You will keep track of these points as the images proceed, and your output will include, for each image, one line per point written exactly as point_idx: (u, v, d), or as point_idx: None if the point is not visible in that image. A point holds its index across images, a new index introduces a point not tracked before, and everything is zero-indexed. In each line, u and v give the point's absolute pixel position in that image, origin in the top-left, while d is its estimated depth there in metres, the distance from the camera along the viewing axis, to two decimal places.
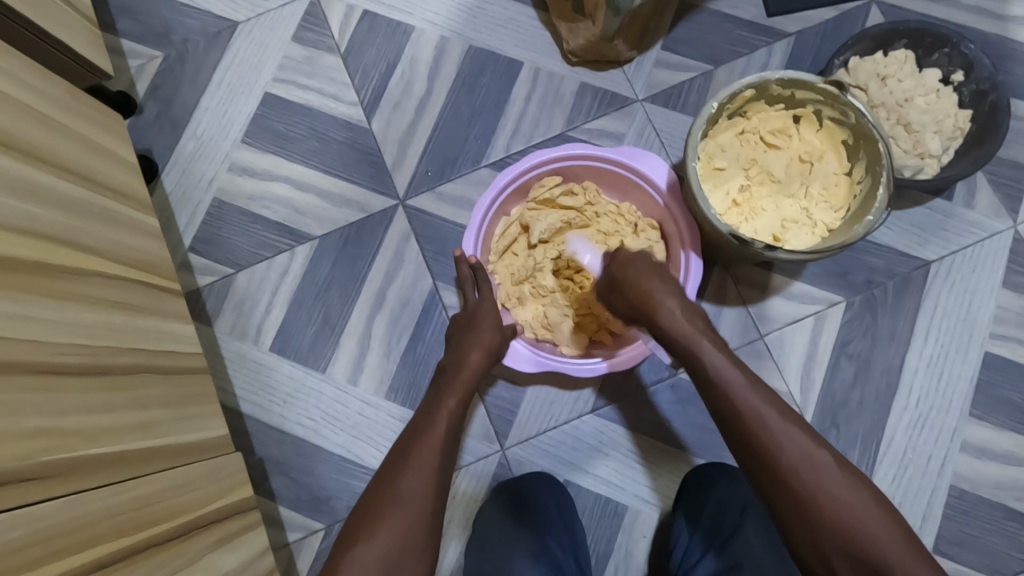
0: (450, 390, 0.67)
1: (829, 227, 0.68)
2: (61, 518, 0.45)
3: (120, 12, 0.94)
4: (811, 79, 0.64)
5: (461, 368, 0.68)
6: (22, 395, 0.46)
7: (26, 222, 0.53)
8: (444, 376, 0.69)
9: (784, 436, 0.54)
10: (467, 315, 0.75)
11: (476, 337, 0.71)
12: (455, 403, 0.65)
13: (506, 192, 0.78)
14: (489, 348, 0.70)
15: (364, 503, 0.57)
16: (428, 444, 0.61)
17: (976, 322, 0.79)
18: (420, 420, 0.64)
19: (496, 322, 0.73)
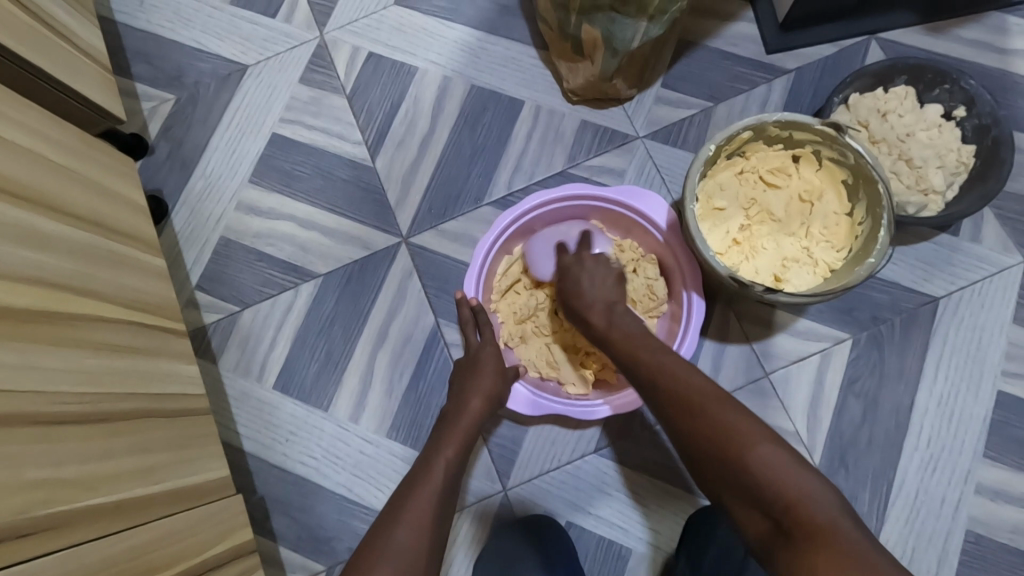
0: (448, 440, 0.66)
1: (830, 267, 0.67)
2: (55, 571, 0.45)
3: (135, 58, 0.98)
4: (806, 120, 0.65)
5: (460, 418, 0.68)
6: (26, 448, 0.47)
7: (32, 271, 0.54)
8: (445, 424, 0.69)
9: (715, 414, 0.54)
10: (469, 360, 0.75)
11: (476, 384, 0.71)
12: (453, 454, 0.65)
13: (507, 232, 0.78)
14: (488, 397, 0.70)
15: (356, 555, 0.56)
16: (425, 495, 0.60)
17: (986, 359, 0.78)
18: (417, 469, 0.64)
19: (499, 367, 0.73)
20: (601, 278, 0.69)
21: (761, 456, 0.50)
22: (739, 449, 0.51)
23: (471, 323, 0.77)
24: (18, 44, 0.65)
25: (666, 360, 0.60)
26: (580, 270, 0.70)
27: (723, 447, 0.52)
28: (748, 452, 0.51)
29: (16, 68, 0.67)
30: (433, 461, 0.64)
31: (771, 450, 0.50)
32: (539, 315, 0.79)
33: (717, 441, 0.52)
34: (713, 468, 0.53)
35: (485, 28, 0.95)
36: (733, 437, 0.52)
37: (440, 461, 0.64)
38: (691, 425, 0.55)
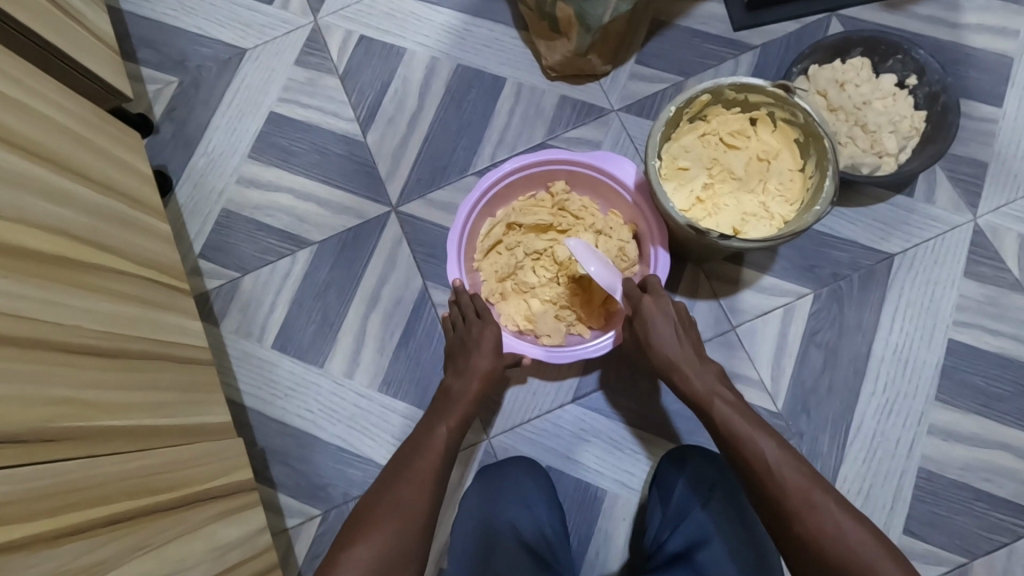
0: (449, 415, 0.71)
1: (785, 219, 0.72)
2: (76, 476, 0.51)
3: (141, 44, 1.05)
4: (758, 84, 0.70)
5: (462, 398, 0.72)
6: (51, 368, 0.52)
7: (48, 219, 0.60)
8: (447, 400, 0.73)
9: (830, 514, 0.55)
10: (466, 336, 0.78)
11: (474, 364, 0.75)
12: (453, 427, 0.69)
13: (488, 194, 0.84)
14: (485, 376, 0.74)
15: (359, 510, 0.62)
16: (428, 463, 0.66)
17: (939, 310, 0.83)
18: (420, 440, 0.69)
19: (497, 346, 0.76)
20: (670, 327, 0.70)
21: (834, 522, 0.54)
22: (813, 517, 0.55)
23: (462, 302, 0.80)
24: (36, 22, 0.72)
25: (747, 436, 0.61)
26: (650, 311, 0.71)
27: (844, 564, 0.52)
28: (829, 535, 0.53)
29: (32, 43, 0.73)
30: (435, 434, 0.69)
31: (854, 527, 0.54)
32: (517, 274, 0.84)
33: (835, 556, 0.53)
34: (840, 574, 0.52)
35: (469, 13, 1.01)
36: (794, 505, 0.56)
37: (441, 435, 0.69)
38: (812, 527, 0.54)
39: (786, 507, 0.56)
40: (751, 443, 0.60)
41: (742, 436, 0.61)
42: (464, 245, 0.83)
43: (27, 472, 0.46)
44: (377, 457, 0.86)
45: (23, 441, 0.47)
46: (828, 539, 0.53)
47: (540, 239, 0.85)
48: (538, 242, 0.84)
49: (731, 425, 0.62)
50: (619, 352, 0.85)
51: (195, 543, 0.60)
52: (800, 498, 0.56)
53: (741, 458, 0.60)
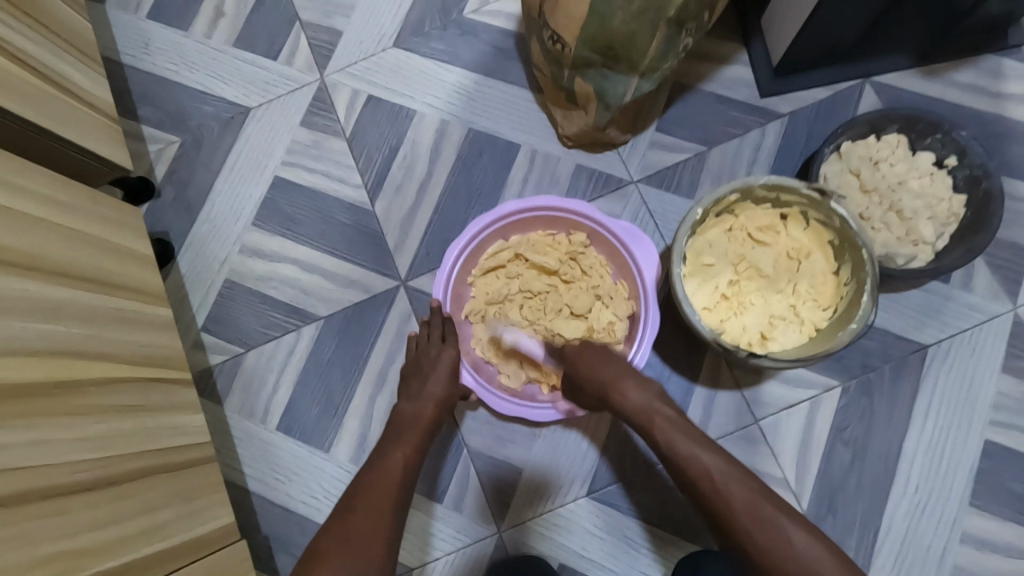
0: (401, 441, 0.70)
1: (817, 326, 0.68)
2: None
3: (141, 100, 1.01)
4: (793, 185, 0.66)
5: (416, 421, 0.72)
6: (34, 524, 0.50)
7: (38, 342, 0.57)
8: (399, 423, 0.72)
9: (784, 530, 0.57)
10: (422, 357, 0.77)
11: (428, 389, 0.74)
12: (408, 453, 0.69)
13: (495, 224, 0.81)
14: (440, 401, 0.74)
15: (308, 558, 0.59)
16: (382, 490, 0.64)
17: (976, 408, 0.78)
18: (371, 466, 0.68)
19: (453, 372, 0.76)
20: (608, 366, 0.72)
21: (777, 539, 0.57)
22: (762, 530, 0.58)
23: (431, 323, 0.79)
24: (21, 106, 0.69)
25: (694, 470, 0.62)
26: (587, 355, 0.73)
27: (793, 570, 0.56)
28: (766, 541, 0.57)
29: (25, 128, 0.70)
30: (390, 458, 0.68)
31: (795, 531, 0.57)
32: (506, 304, 0.82)
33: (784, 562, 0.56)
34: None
35: (481, 72, 0.96)
36: (746, 525, 0.58)
37: (396, 458, 0.68)
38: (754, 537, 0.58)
39: (739, 530, 0.59)
40: (698, 465, 0.63)
41: (686, 460, 0.64)
42: (460, 260, 0.81)
43: None
44: None
45: None
46: (769, 547, 0.57)
47: (541, 280, 0.82)
48: (538, 282, 0.82)
49: (679, 454, 0.64)
50: (635, 443, 0.82)
51: None
52: (750, 520, 0.58)
53: (688, 482, 0.63)
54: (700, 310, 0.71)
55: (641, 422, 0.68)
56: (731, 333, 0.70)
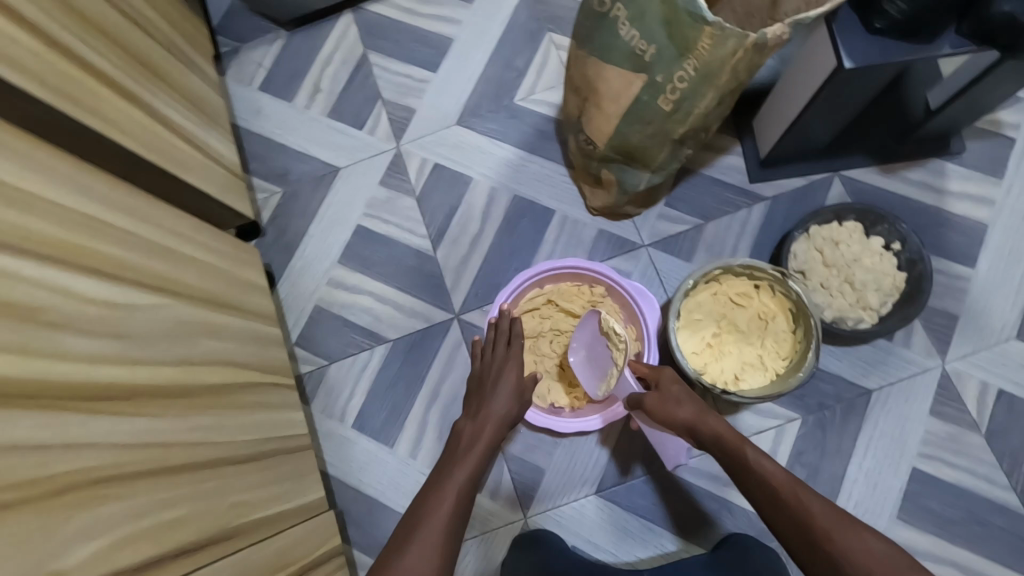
0: (461, 460, 0.84)
1: (776, 372, 0.90)
2: (252, 559, 0.72)
3: (252, 158, 1.26)
4: (762, 266, 0.89)
5: (477, 440, 0.87)
6: (226, 480, 0.73)
7: (211, 355, 0.81)
8: (462, 442, 0.87)
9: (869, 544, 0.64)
10: (486, 383, 0.95)
11: (489, 409, 0.91)
12: (466, 473, 0.82)
13: (534, 278, 1.04)
14: (499, 421, 0.89)
15: (384, 560, 0.73)
16: (445, 501, 0.78)
17: (907, 443, 0.99)
18: (436, 485, 0.81)
19: (513, 395, 0.93)
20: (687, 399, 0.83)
21: (864, 552, 0.63)
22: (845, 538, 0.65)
23: (500, 328, 0.98)
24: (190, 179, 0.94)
25: (767, 478, 0.73)
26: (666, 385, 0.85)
27: None
28: (854, 554, 0.63)
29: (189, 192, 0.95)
30: (452, 475, 0.82)
31: (878, 544, 0.64)
32: (540, 337, 1.04)
33: None
34: None
35: (526, 149, 1.20)
36: (825, 530, 0.66)
37: (455, 477, 0.81)
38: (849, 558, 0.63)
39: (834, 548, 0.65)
40: (773, 476, 0.73)
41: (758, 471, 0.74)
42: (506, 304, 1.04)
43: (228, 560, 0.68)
44: None
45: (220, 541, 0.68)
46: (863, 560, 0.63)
47: (567, 321, 1.05)
48: (564, 322, 1.04)
49: (755, 466, 0.74)
50: (636, 455, 1.03)
51: None
52: (831, 526, 0.66)
53: (763, 490, 0.73)
54: (689, 353, 0.93)
55: (719, 444, 0.78)
56: (711, 373, 0.92)
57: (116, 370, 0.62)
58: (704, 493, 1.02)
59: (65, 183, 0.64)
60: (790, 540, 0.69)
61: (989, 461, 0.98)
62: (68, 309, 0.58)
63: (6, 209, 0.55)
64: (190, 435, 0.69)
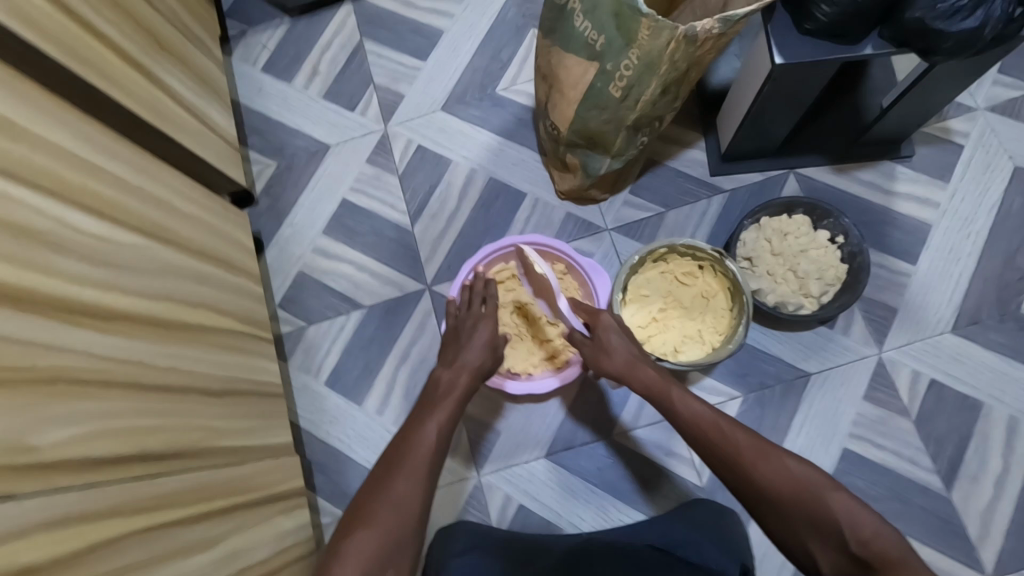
0: (442, 404, 0.89)
1: (713, 346, 0.97)
2: (215, 480, 0.79)
3: (251, 131, 1.35)
4: (703, 247, 0.96)
5: (454, 387, 0.92)
6: (196, 406, 0.81)
7: (193, 297, 0.89)
8: (439, 388, 0.92)
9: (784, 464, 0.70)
10: (463, 337, 0.99)
11: (463, 359, 0.96)
12: (444, 416, 0.87)
13: (501, 251, 1.11)
14: (474, 371, 0.94)
15: (369, 488, 0.78)
16: (425, 438, 0.83)
17: (839, 424, 1.05)
18: (412, 426, 0.86)
19: (486, 348, 0.97)
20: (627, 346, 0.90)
21: (784, 470, 0.70)
22: (769, 459, 0.71)
23: (475, 289, 1.05)
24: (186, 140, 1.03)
25: (702, 417, 0.79)
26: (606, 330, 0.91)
27: (806, 507, 0.67)
28: (775, 473, 0.70)
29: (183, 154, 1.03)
30: (430, 420, 0.86)
31: (796, 463, 0.70)
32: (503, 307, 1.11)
33: (800, 501, 0.67)
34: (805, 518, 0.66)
35: (504, 136, 1.28)
36: (751, 455, 0.72)
37: (433, 420, 0.86)
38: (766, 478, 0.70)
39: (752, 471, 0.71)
40: (703, 414, 0.79)
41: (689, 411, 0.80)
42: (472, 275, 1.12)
43: (191, 475, 0.75)
44: None
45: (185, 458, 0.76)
46: (784, 476, 0.69)
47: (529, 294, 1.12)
48: (526, 295, 1.11)
49: (687, 406, 0.81)
50: (586, 422, 1.10)
51: (265, 528, 0.87)
52: (755, 451, 0.73)
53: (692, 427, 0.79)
54: (634, 326, 0.99)
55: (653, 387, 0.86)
56: (653, 345, 0.99)
57: (101, 294, 0.70)
58: (647, 461, 1.09)
59: (71, 130, 0.73)
60: (721, 470, 0.75)
61: (917, 444, 1.03)
62: (63, 235, 0.66)
63: (16, 143, 0.63)
64: (163, 361, 0.77)
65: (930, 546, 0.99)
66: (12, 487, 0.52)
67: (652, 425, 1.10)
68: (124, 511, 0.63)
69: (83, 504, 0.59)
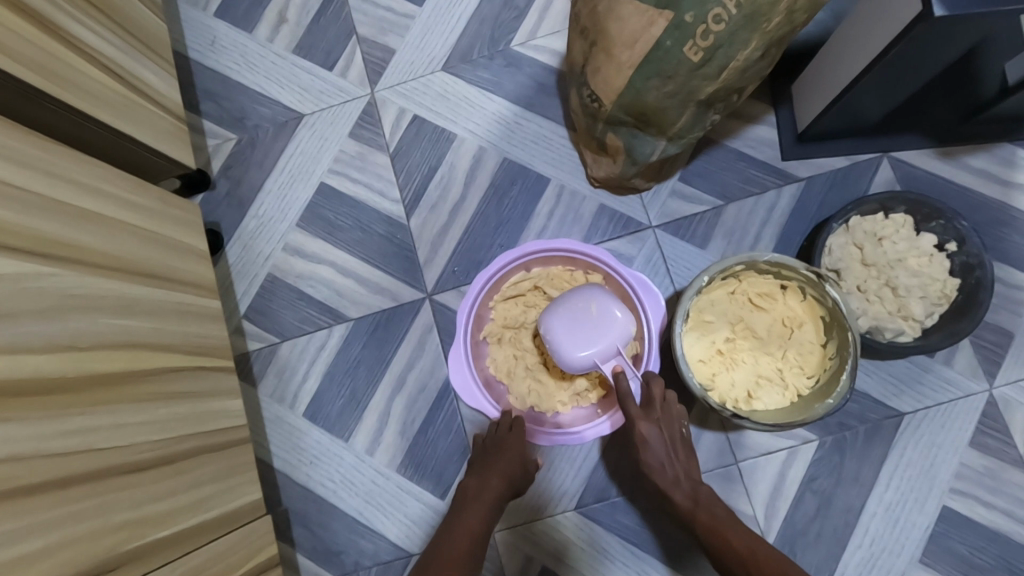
0: (470, 508, 0.80)
1: (798, 391, 0.76)
2: None
3: (203, 95, 1.07)
4: (794, 264, 0.73)
5: (481, 494, 0.81)
6: (111, 495, 0.60)
7: (114, 336, 0.66)
8: (465, 497, 0.82)
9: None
10: (494, 437, 0.86)
11: (495, 460, 0.83)
12: (473, 531, 0.78)
13: (527, 257, 0.90)
14: (505, 475, 0.82)
15: None
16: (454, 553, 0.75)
17: (937, 476, 0.85)
18: (441, 540, 0.78)
19: (522, 451, 0.84)
20: (674, 450, 0.80)
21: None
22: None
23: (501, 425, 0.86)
24: (105, 112, 0.77)
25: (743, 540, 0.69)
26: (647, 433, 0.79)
27: None
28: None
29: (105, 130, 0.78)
30: (456, 535, 0.78)
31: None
32: (524, 329, 0.89)
33: None
34: None
35: (521, 105, 1.02)
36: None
37: (462, 536, 0.77)
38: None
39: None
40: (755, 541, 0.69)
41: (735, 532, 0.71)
42: (487, 288, 0.90)
43: None
44: (390, 532, 0.93)
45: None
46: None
47: None
48: None
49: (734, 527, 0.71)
50: (623, 469, 0.89)
51: None
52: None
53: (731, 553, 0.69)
54: (695, 361, 0.77)
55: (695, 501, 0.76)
56: (720, 388, 0.77)
57: None
58: None
59: None
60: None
61: None
62: None
63: None
64: (60, 443, 0.55)
65: None
66: None
67: None
68: None
69: None
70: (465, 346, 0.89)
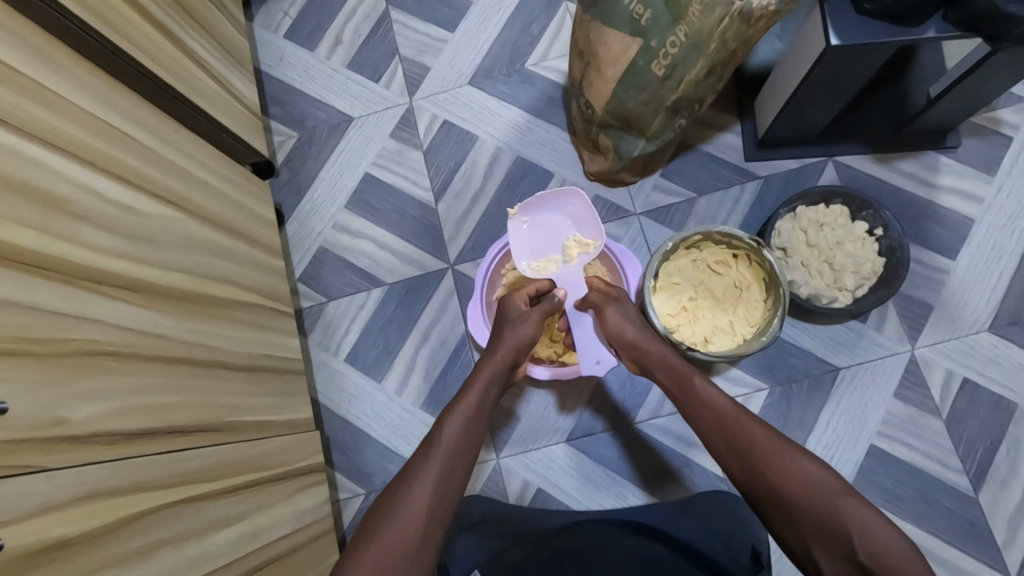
0: (463, 400, 0.79)
1: (745, 337, 0.95)
2: (236, 456, 0.79)
3: (272, 101, 1.31)
4: (740, 235, 0.93)
5: (477, 382, 0.81)
6: (219, 381, 0.80)
7: (219, 271, 0.87)
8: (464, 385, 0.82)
9: (751, 429, 0.72)
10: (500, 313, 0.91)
11: (497, 349, 0.86)
12: (465, 420, 0.77)
13: None
14: (507, 357, 0.85)
15: (385, 495, 0.70)
16: (442, 443, 0.74)
17: (867, 421, 1.03)
18: (435, 427, 0.77)
19: (528, 327, 0.88)
20: (639, 322, 0.87)
21: (799, 474, 0.67)
22: (829, 508, 0.64)
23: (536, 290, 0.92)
24: (208, 105, 1.00)
25: (701, 391, 0.78)
26: (622, 311, 0.87)
27: (761, 459, 0.70)
28: (793, 479, 0.67)
29: (207, 121, 1.01)
30: (446, 428, 0.76)
31: (813, 466, 0.68)
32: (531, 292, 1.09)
33: (760, 454, 0.70)
34: (759, 459, 0.70)
35: (533, 114, 1.24)
36: (763, 456, 0.70)
37: (455, 419, 0.76)
38: (745, 441, 0.72)
39: (727, 426, 0.74)
40: (717, 404, 0.76)
41: (706, 402, 0.77)
42: (499, 259, 1.10)
43: (219, 451, 0.76)
44: None
45: (218, 431, 0.77)
46: (863, 537, 0.61)
47: None
48: None
49: (699, 394, 0.78)
50: (607, 409, 1.09)
51: (285, 506, 0.87)
52: (768, 451, 0.70)
53: (701, 411, 0.77)
54: (664, 315, 0.96)
55: (677, 379, 0.81)
56: (682, 334, 0.96)
57: (128, 266, 0.68)
58: (666, 450, 1.07)
59: (98, 96, 0.71)
60: (731, 464, 0.73)
61: (946, 445, 1.01)
62: (90, 204, 0.64)
63: (36, 106, 0.60)
64: (190, 335, 0.76)
65: (946, 543, 0.98)
66: (35, 459, 0.52)
67: (673, 415, 1.08)
68: (148, 487, 0.63)
69: (111, 480, 0.59)
70: (480, 307, 1.09)
